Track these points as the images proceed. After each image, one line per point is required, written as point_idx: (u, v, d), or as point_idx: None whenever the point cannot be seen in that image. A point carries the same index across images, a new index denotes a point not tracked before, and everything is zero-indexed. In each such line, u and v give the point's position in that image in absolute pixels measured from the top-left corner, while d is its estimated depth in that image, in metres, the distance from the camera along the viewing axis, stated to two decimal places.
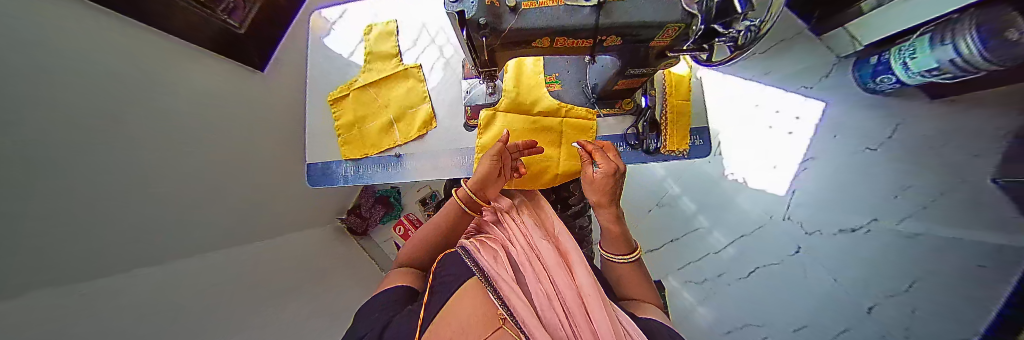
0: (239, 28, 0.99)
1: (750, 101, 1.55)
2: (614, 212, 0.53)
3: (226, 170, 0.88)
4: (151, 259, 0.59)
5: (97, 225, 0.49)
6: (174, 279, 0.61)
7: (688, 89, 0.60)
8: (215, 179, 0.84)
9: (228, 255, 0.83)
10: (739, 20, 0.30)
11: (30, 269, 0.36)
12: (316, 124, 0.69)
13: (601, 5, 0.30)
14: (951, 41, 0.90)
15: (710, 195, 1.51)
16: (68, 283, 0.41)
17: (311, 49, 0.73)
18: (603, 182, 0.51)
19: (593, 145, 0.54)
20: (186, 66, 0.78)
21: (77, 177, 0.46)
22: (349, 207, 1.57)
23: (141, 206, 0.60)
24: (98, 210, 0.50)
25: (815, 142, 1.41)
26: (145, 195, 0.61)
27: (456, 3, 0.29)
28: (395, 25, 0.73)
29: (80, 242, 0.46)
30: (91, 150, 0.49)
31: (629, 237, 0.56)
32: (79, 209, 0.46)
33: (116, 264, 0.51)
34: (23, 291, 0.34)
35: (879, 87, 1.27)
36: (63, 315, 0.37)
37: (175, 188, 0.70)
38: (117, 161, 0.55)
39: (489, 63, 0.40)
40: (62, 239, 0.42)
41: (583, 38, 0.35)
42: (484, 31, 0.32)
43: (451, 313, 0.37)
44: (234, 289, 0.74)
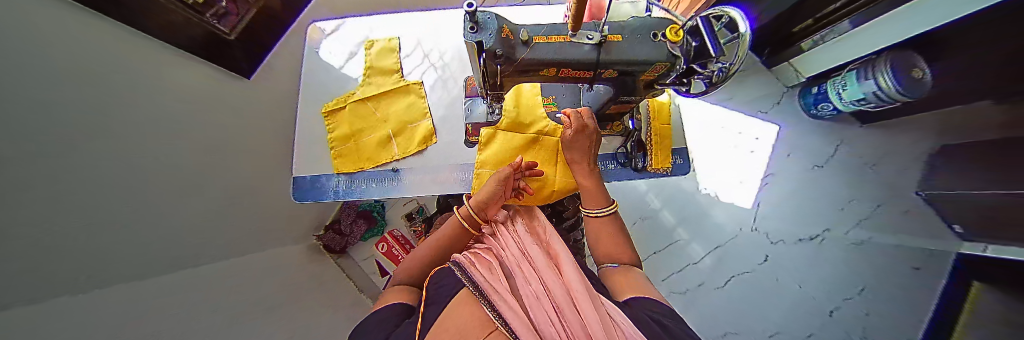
0: (228, 34, 0.91)
1: (716, 124, 1.69)
2: (588, 166, 0.58)
3: (204, 180, 0.82)
4: (123, 275, 0.52)
5: (65, 237, 0.44)
6: (154, 296, 0.55)
7: (668, 115, 0.66)
8: (191, 189, 0.77)
9: (202, 273, 0.75)
10: (711, 63, 0.35)
11: (11, 284, 0.32)
12: (308, 136, 0.67)
13: (600, 43, 0.35)
14: (870, 78, 1.10)
15: (687, 209, 1.60)
16: (42, 296, 0.37)
17: (306, 60, 0.71)
18: (579, 140, 0.57)
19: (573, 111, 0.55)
20: (179, 72, 0.75)
21: (49, 184, 0.41)
22: (327, 222, 1.47)
23: (109, 214, 0.53)
24: (68, 221, 0.44)
25: (773, 160, 1.57)
26: (114, 205, 0.55)
27: (476, 34, 0.32)
28: (396, 42, 0.74)
29: (53, 253, 0.41)
30: (60, 152, 0.44)
31: (603, 190, 0.58)
32: (54, 220, 0.41)
33: (86, 283, 0.45)
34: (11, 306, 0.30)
35: (820, 113, 1.50)
36: (59, 329, 0.34)
37: (151, 196, 0.63)
38: (85, 168, 0.49)
39: (498, 87, 0.43)
40: (35, 253, 0.38)
41: (584, 70, 0.38)
42: (499, 60, 0.35)
43: (447, 321, 0.35)
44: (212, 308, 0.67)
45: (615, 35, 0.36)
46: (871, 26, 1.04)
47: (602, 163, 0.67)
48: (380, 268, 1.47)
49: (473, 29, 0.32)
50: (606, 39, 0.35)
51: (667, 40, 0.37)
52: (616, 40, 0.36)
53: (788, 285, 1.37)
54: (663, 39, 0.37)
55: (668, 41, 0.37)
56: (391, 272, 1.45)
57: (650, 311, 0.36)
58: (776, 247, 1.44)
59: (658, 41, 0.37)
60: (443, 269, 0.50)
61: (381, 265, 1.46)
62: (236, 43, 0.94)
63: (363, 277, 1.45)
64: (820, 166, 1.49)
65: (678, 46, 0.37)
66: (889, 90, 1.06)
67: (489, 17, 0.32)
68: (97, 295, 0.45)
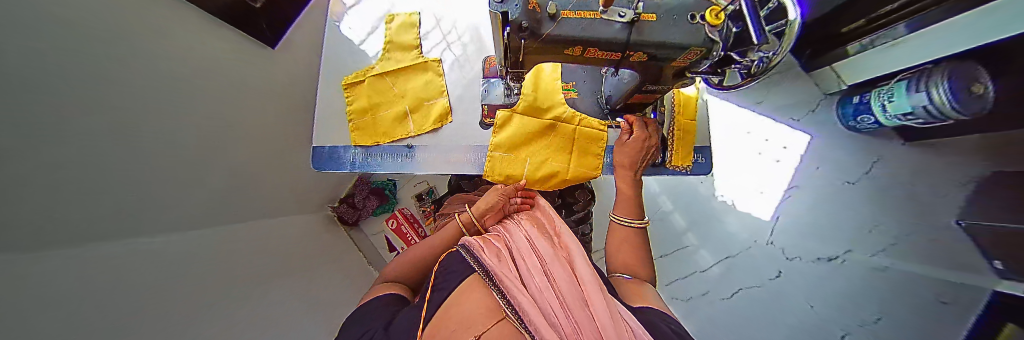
0: (257, 2, 0.93)
1: (741, 128, 1.63)
2: (632, 176, 0.60)
3: (220, 152, 0.85)
4: (123, 234, 0.54)
5: (75, 204, 0.46)
6: (164, 264, 0.58)
7: (694, 110, 0.63)
8: (210, 153, 0.81)
9: (216, 238, 0.79)
10: (752, 52, 0.33)
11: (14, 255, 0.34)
12: (327, 108, 0.68)
13: (633, 22, 0.33)
14: (923, 90, 0.99)
15: (700, 214, 1.59)
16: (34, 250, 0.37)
17: (327, 33, 0.72)
18: (632, 147, 0.59)
19: (636, 117, 0.59)
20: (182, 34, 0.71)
21: (61, 154, 0.43)
22: (341, 196, 1.53)
23: (123, 182, 0.55)
24: (77, 180, 0.45)
25: (800, 172, 1.51)
26: (131, 170, 0.57)
27: (502, 4, 0.31)
28: (417, 17, 0.73)
29: (60, 220, 0.43)
30: (76, 111, 0.45)
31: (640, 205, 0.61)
32: (58, 187, 0.42)
33: (97, 248, 0.47)
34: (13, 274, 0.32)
35: (859, 125, 1.37)
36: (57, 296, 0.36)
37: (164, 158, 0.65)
38: (108, 133, 0.52)
39: (519, 64, 0.42)
40: (43, 221, 0.39)
41: (612, 51, 0.36)
42: (524, 34, 0.34)
43: (456, 312, 0.38)
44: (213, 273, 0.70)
45: (649, 14, 0.34)
46: (942, 26, 0.92)
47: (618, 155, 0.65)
48: (389, 244, 1.53)
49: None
50: (639, 18, 0.33)
51: (706, 23, 0.34)
52: (650, 19, 0.34)
53: None
54: (701, 22, 0.34)
55: (707, 23, 0.34)
56: (398, 249, 1.51)
57: (665, 320, 0.39)
58: (792, 263, 1.37)
59: (694, 24, 0.34)
60: (453, 254, 0.55)
61: (389, 241, 1.52)
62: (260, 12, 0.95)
63: (372, 251, 1.52)
64: (850, 183, 1.36)
65: (717, 31, 0.34)
66: (942, 106, 0.95)
67: None
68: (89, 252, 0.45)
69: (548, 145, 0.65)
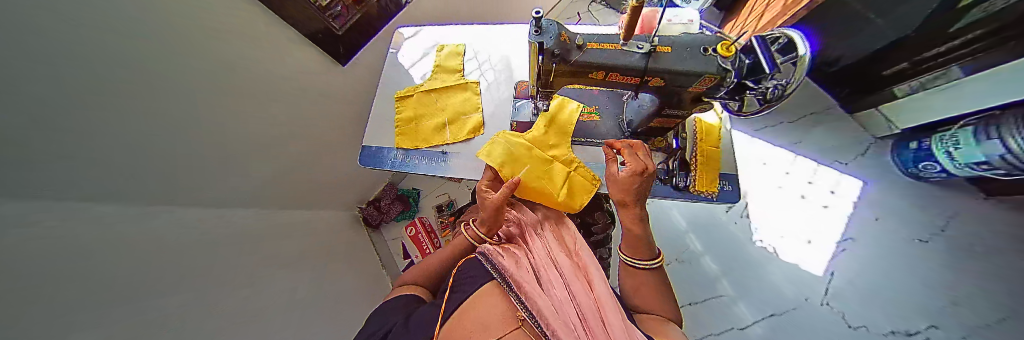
0: (341, 30, 0.95)
1: (779, 169, 1.49)
2: (638, 213, 0.56)
3: (281, 149, 1.00)
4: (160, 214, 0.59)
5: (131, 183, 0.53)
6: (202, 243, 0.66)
7: (717, 138, 0.64)
8: (265, 149, 0.92)
9: (249, 222, 0.88)
10: (768, 79, 0.37)
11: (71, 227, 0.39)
12: (379, 116, 0.80)
13: (650, 52, 0.39)
14: (996, 137, 0.90)
15: (735, 261, 1.38)
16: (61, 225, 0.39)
17: (389, 58, 0.88)
18: (630, 179, 0.54)
19: (623, 145, 0.57)
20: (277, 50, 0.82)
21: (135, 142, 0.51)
22: (370, 198, 1.62)
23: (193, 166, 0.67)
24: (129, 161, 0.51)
25: (853, 220, 1.33)
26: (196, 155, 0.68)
27: (538, 35, 0.38)
28: (463, 47, 0.87)
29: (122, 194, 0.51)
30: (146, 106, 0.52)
31: (649, 245, 0.58)
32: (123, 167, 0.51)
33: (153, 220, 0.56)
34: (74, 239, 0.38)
35: (922, 172, 1.25)
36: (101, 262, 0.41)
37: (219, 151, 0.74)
38: (183, 120, 0.61)
39: (548, 85, 0.48)
40: (82, 204, 0.44)
41: (631, 76, 0.41)
42: (555, 59, 0.40)
43: (482, 312, 0.47)
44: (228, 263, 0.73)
45: (664, 46, 0.39)
46: (1006, 70, 0.87)
47: None
48: (404, 251, 1.57)
49: (537, 32, 0.39)
50: (655, 49, 0.39)
51: (718, 55, 0.38)
52: (665, 51, 0.39)
53: None
54: (714, 54, 0.39)
55: (719, 55, 0.38)
56: (412, 256, 1.55)
57: None
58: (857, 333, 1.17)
59: (707, 55, 0.39)
60: (471, 261, 0.62)
61: (405, 248, 1.57)
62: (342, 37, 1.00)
63: (387, 256, 1.56)
64: (923, 241, 1.24)
65: (729, 61, 0.38)
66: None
67: (551, 24, 0.39)
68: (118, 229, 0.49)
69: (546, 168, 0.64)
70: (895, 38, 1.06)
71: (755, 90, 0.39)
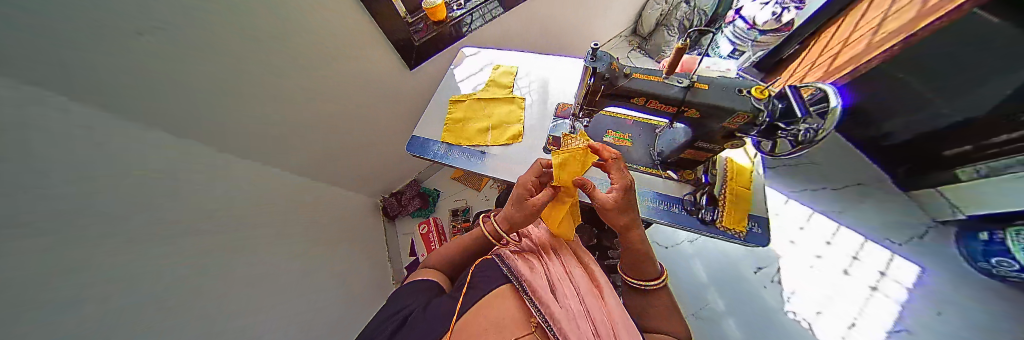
0: (417, 41, 1.12)
1: (818, 236, 1.38)
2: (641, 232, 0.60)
3: (322, 130, 1.12)
4: (196, 161, 0.66)
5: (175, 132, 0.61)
6: (221, 199, 0.72)
7: (749, 180, 0.65)
8: (303, 124, 1.03)
9: (278, 189, 0.97)
10: (800, 122, 0.41)
11: (96, 158, 0.44)
12: (431, 113, 0.92)
13: (690, 86, 0.45)
14: None
15: (761, 329, 1.23)
16: (100, 147, 0.44)
17: (449, 69, 1.04)
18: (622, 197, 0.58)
19: (610, 155, 0.63)
20: (343, 46, 0.97)
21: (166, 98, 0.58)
22: (394, 190, 1.73)
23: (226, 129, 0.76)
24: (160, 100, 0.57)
25: (910, 309, 1.17)
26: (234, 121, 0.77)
27: (593, 60, 0.46)
28: (514, 69, 0.99)
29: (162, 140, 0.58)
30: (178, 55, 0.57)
31: (650, 264, 0.61)
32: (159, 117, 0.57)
33: (184, 167, 0.62)
34: (84, 169, 0.42)
35: (996, 270, 1.10)
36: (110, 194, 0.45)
37: (255, 111, 0.82)
38: (222, 85, 0.70)
39: (591, 104, 0.55)
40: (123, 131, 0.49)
41: (670, 105, 0.47)
42: (603, 81, 0.48)
43: (501, 311, 0.51)
44: (241, 220, 0.78)
45: (702, 84, 0.45)
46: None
47: (662, 201, 0.66)
48: (411, 248, 1.61)
49: (592, 58, 0.46)
50: (694, 84, 0.45)
51: (753, 96, 0.44)
52: (703, 87, 0.45)
53: None
54: (748, 95, 0.44)
55: (753, 96, 0.43)
56: (418, 254, 1.58)
57: None
58: None
59: (743, 95, 0.44)
60: (488, 260, 0.65)
61: (413, 245, 1.61)
62: (417, 47, 1.14)
63: (395, 249, 1.60)
64: None
65: (763, 102, 0.43)
66: None
67: (604, 54, 0.47)
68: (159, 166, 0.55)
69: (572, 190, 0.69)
70: (960, 118, 1.03)
71: (787, 131, 0.43)
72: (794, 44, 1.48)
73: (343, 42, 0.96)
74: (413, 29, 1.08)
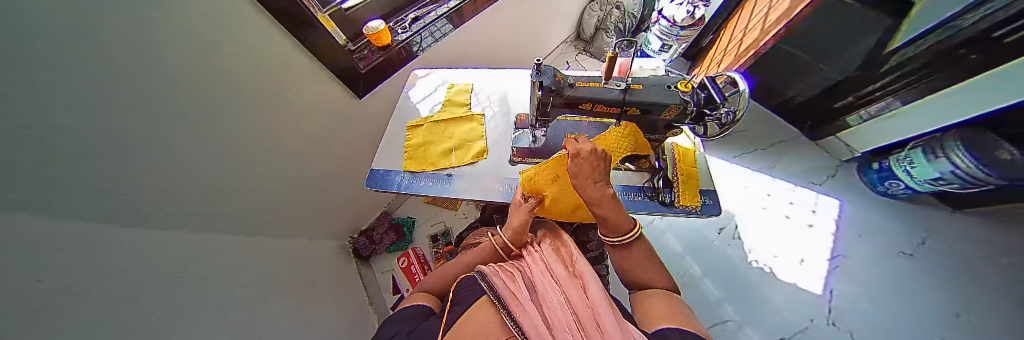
0: (363, 69, 1.08)
1: (761, 190, 1.58)
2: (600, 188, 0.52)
3: (282, 178, 1.02)
4: (146, 235, 0.58)
5: (129, 216, 0.55)
6: (190, 270, 0.65)
7: (694, 159, 0.72)
8: (264, 173, 0.94)
9: (243, 250, 0.87)
10: (721, 106, 0.47)
11: (45, 251, 0.38)
12: (387, 142, 0.88)
13: (626, 89, 0.48)
14: (941, 155, 1.06)
15: (732, 282, 1.37)
16: (44, 242, 0.38)
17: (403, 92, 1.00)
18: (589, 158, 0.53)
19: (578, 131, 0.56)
20: (295, 83, 0.92)
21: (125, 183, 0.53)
22: (363, 228, 1.62)
23: (189, 199, 0.70)
24: (105, 177, 0.49)
25: (840, 237, 1.38)
26: (195, 188, 0.71)
27: (539, 76, 0.48)
28: (470, 86, 0.99)
29: (112, 225, 0.52)
30: (137, 124, 0.53)
31: (615, 222, 0.57)
32: (110, 205, 0.52)
33: (141, 250, 0.56)
34: (45, 270, 0.37)
35: (890, 191, 1.37)
36: (84, 292, 0.42)
37: (212, 167, 0.75)
38: (175, 146, 0.63)
39: (545, 115, 0.57)
40: (64, 218, 0.43)
41: (613, 106, 0.51)
42: (551, 93, 0.50)
43: (477, 325, 0.50)
44: (217, 288, 0.70)
45: (637, 85, 0.49)
46: (930, 100, 1.07)
47: (626, 193, 0.69)
48: (394, 285, 1.49)
49: (537, 74, 0.48)
50: (630, 87, 0.49)
51: (679, 90, 0.48)
52: (638, 88, 0.49)
53: None
54: (676, 89, 0.49)
55: (680, 90, 0.48)
56: (403, 290, 1.47)
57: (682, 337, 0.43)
58: None
59: (671, 90, 0.49)
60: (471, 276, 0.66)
61: (394, 281, 1.50)
62: (366, 75, 1.10)
63: (376, 291, 1.48)
64: (909, 254, 1.29)
65: (688, 94, 0.48)
66: (969, 168, 1.00)
67: (548, 68, 0.49)
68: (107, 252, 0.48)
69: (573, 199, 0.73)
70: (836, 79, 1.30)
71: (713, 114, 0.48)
72: (710, 34, 1.72)
73: (292, 83, 0.91)
74: (358, 58, 1.06)
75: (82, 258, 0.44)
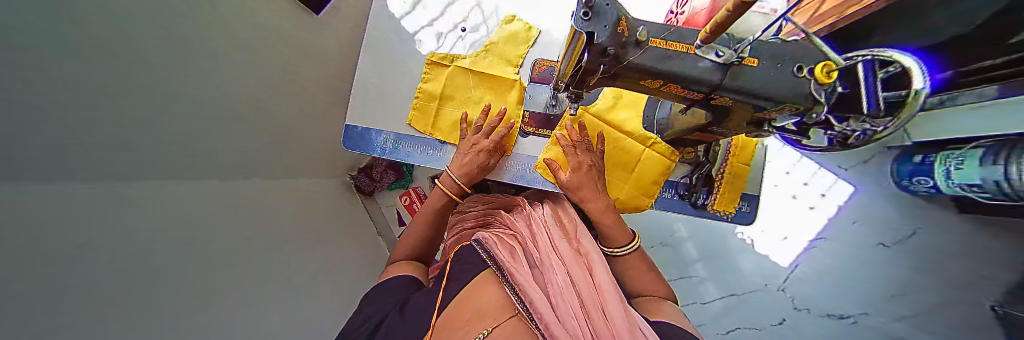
0: None
1: (781, 167, 1.49)
2: (602, 203, 0.65)
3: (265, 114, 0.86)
4: (155, 192, 0.52)
5: (107, 161, 0.44)
6: (208, 215, 0.61)
7: (749, 155, 0.74)
8: (245, 111, 0.78)
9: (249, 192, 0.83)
10: (853, 121, 0.32)
11: (60, 230, 0.33)
12: (380, 84, 0.77)
13: (731, 63, 0.31)
14: (1001, 162, 0.85)
15: (713, 247, 1.47)
16: (55, 222, 0.33)
17: (422, 14, 0.80)
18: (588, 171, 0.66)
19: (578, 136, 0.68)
20: None
21: (107, 124, 0.42)
22: (361, 166, 1.49)
23: (165, 134, 0.56)
24: (88, 136, 0.40)
25: (834, 224, 1.37)
26: (176, 122, 0.57)
27: (590, 23, 0.28)
28: (535, 33, 0.80)
29: (104, 177, 0.43)
30: (104, 65, 0.40)
31: (619, 230, 0.65)
32: (93, 156, 0.42)
33: (150, 192, 0.50)
34: (71, 250, 0.34)
35: (913, 186, 1.23)
36: (104, 246, 0.38)
37: (192, 107, 0.61)
38: (153, 86, 0.50)
39: (579, 83, 0.43)
40: (60, 188, 0.36)
41: (695, 91, 0.35)
42: (605, 58, 0.32)
43: (472, 300, 0.42)
44: (245, 233, 0.71)
45: (751, 58, 0.32)
46: None
47: (666, 187, 0.78)
48: (399, 219, 1.49)
49: (588, 16, 0.27)
50: (739, 60, 0.31)
51: (814, 79, 0.31)
52: (751, 64, 0.32)
53: None
54: (808, 76, 0.32)
55: (816, 80, 0.31)
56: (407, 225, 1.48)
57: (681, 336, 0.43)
58: (799, 314, 1.28)
59: (800, 77, 0.32)
60: (467, 247, 0.58)
61: (399, 217, 1.49)
62: None
63: (383, 224, 1.47)
64: (886, 245, 1.28)
65: (823, 90, 0.31)
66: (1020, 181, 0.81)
67: (609, 4, 0.28)
68: (131, 218, 0.44)
69: (635, 182, 0.74)
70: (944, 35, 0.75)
71: (834, 130, 0.36)
72: None
73: None
74: None
75: (101, 229, 0.39)
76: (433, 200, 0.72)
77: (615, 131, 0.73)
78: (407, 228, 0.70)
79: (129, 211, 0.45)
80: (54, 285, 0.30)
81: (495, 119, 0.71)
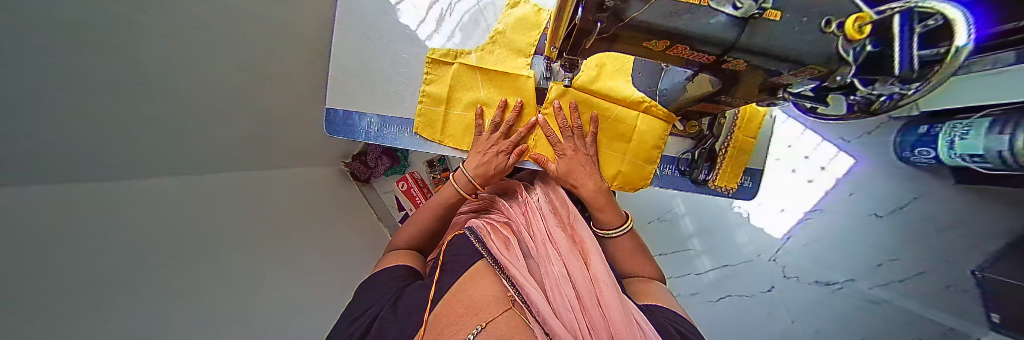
0: None
1: (783, 141, 1.47)
2: (596, 186, 0.65)
3: (242, 104, 0.79)
4: (119, 194, 0.48)
5: (52, 163, 0.39)
6: (185, 218, 0.57)
7: (755, 129, 0.71)
8: (229, 99, 0.74)
9: (238, 183, 0.80)
10: (878, 85, 0.30)
11: (22, 240, 0.31)
12: (362, 63, 0.71)
13: (750, 19, 0.27)
14: (1008, 132, 0.81)
15: (710, 222, 1.49)
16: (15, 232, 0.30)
17: (412, 14, 0.71)
18: (578, 159, 0.67)
19: (562, 116, 0.67)
20: None
21: (48, 126, 0.37)
22: (355, 152, 1.44)
23: (141, 127, 0.53)
24: (35, 133, 0.35)
25: (831, 195, 1.38)
26: (144, 120, 0.53)
27: None
28: (546, 17, 0.71)
29: (45, 184, 0.39)
30: (58, 54, 0.35)
31: (613, 212, 0.65)
32: (39, 156, 0.37)
33: (97, 199, 0.44)
34: (33, 259, 0.31)
35: (914, 158, 1.21)
36: (59, 262, 0.35)
37: (167, 98, 0.56)
38: (119, 75, 0.45)
39: (574, 48, 0.39)
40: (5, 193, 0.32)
41: (705, 52, 0.33)
42: (603, 15, 0.28)
43: (466, 291, 0.42)
44: (240, 226, 0.69)
45: (774, 11, 0.27)
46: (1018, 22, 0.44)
47: (667, 164, 0.76)
48: (398, 204, 1.48)
49: None
50: (761, 15, 0.27)
51: (843, 35, 0.28)
52: (773, 18, 0.28)
53: (782, 318, 1.28)
54: (836, 33, 0.28)
55: (844, 37, 0.28)
56: (407, 210, 1.47)
57: (673, 321, 0.44)
58: (788, 282, 1.33)
59: (825, 34, 0.29)
60: (462, 237, 0.57)
61: (398, 203, 1.48)
62: None
63: (382, 210, 1.46)
64: (878, 216, 1.29)
65: (850, 48, 0.28)
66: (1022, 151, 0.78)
67: None
68: (88, 225, 0.40)
69: (634, 151, 0.72)
70: None
71: (858, 95, 0.34)
72: None
73: None
74: None
75: (59, 239, 0.36)
76: (440, 191, 0.71)
77: (604, 101, 0.69)
78: (408, 219, 0.70)
79: (88, 217, 0.41)
80: (24, 308, 0.28)
81: (512, 116, 0.69)
